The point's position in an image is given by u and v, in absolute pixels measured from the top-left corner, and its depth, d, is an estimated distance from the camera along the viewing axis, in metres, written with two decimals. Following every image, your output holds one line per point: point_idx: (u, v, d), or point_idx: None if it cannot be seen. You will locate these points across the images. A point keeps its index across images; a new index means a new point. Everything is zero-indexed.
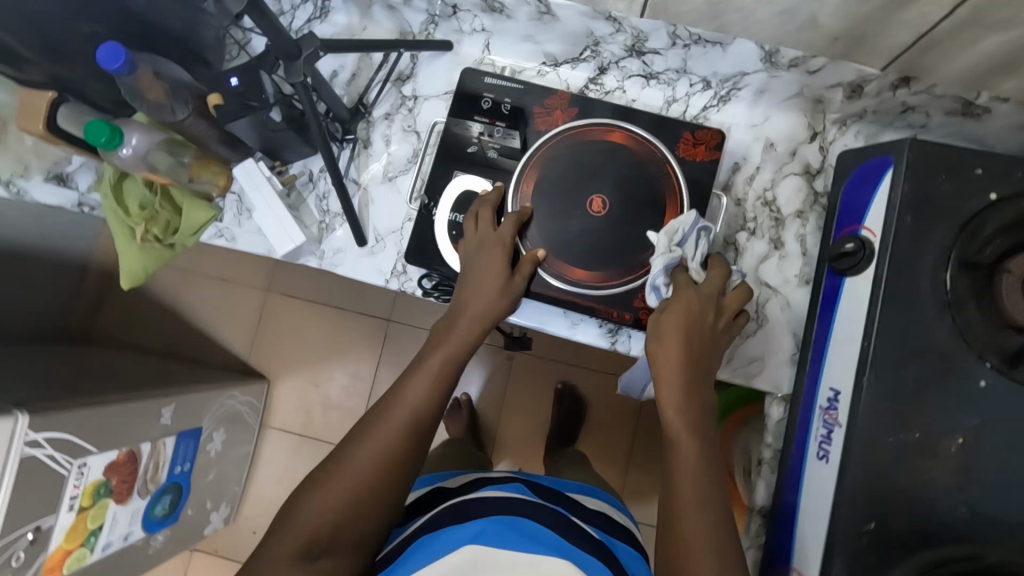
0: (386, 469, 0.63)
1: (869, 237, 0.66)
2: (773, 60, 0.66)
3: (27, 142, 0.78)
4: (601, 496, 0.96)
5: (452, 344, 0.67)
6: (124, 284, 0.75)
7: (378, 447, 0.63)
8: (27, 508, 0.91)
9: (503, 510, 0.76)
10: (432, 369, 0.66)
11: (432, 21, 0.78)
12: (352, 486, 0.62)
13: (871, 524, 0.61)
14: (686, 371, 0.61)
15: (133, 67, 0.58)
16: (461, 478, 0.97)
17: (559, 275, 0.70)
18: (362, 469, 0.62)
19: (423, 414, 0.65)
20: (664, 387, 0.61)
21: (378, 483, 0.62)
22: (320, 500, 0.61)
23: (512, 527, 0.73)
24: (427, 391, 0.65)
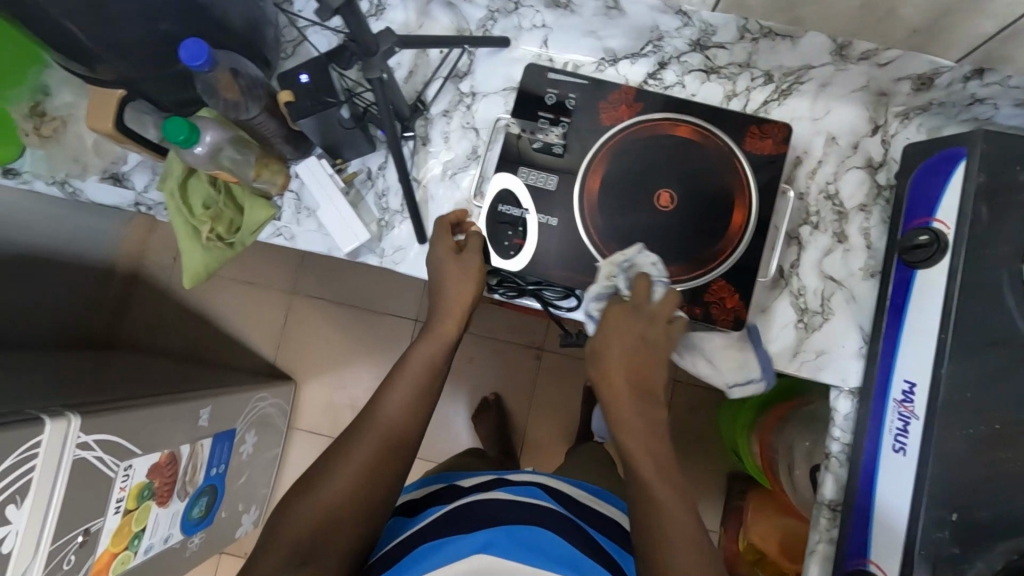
0: (369, 475, 0.67)
1: (943, 228, 0.65)
2: (843, 53, 0.67)
3: (86, 141, 0.77)
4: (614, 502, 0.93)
5: (422, 345, 0.72)
6: (187, 284, 0.74)
7: (364, 452, 0.68)
8: (78, 510, 0.90)
9: (519, 515, 0.75)
10: (415, 378, 0.72)
11: (491, 17, 0.77)
12: (340, 492, 0.66)
13: (953, 516, 0.60)
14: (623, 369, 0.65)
15: (213, 65, 0.57)
16: (478, 476, 0.95)
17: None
18: (350, 475, 0.67)
19: (407, 419, 0.70)
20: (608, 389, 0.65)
21: (358, 483, 0.67)
22: (314, 506, 0.65)
23: (516, 538, 0.71)
24: (410, 398, 0.71)
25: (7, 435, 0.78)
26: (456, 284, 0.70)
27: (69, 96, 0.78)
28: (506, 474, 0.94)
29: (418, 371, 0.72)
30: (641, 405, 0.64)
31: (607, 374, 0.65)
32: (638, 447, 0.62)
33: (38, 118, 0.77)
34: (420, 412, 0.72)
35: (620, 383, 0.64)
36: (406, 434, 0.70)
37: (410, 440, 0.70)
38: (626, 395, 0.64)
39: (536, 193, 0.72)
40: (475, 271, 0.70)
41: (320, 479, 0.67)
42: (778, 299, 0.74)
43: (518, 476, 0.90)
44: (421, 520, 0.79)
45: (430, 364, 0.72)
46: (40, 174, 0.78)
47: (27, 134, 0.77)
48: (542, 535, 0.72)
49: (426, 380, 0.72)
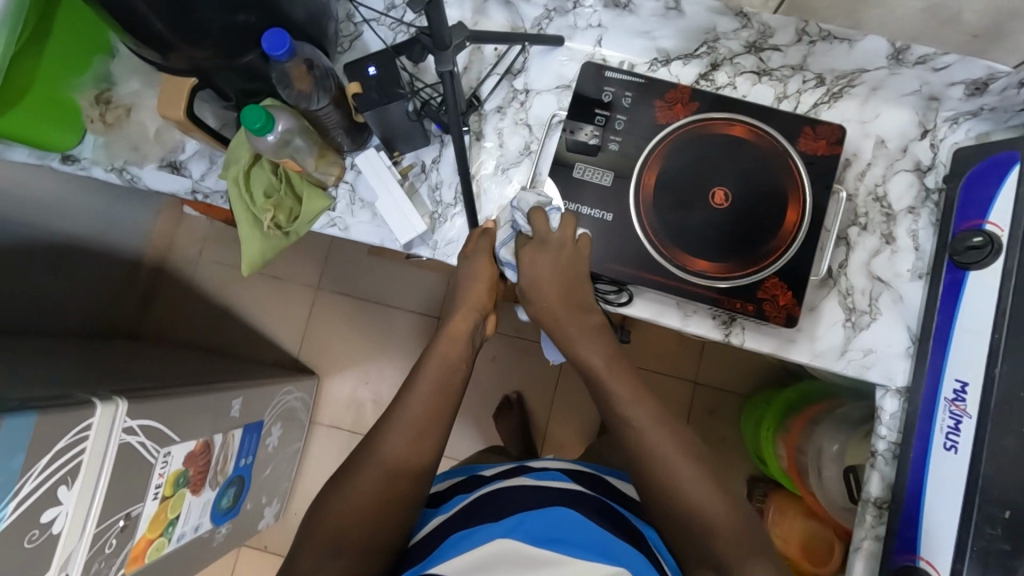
0: (397, 471, 0.68)
1: (996, 231, 0.66)
2: (900, 58, 0.68)
3: (149, 129, 0.79)
4: None
5: (449, 346, 0.74)
6: (244, 271, 0.76)
7: (384, 455, 0.68)
8: (123, 494, 0.91)
9: (548, 500, 0.77)
10: (433, 380, 0.72)
11: (547, 16, 0.79)
12: (367, 492, 0.66)
13: (1006, 513, 0.60)
14: (578, 321, 0.72)
15: (292, 56, 0.59)
16: (499, 465, 0.97)
17: (680, 265, 0.71)
18: (373, 474, 0.67)
19: (427, 418, 0.71)
20: (581, 343, 0.72)
21: (393, 477, 0.67)
22: (340, 509, 0.66)
23: (538, 523, 0.72)
24: (429, 397, 0.71)
25: (61, 418, 0.79)
26: (468, 288, 0.76)
27: (133, 84, 0.81)
28: (527, 462, 0.95)
29: (436, 373, 0.73)
30: (603, 347, 0.72)
31: (571, 327, 0.72)
32: (616, 389, 0.71)
33: (103, 106, 0.79)
34: (441, 413, 0.72)
35: (574, 328, 0.72)
36: (428, 438, 0.70)
37: (430, 440, 0.70)
38: (593, 348, 0.72)
39: (591, 189, 0.74)
40: (485, 272, 0.75)
41: (344, 479, 0.68)
42: (826, 298, 0.75)
43: (539, 463, 0.92)
44: (449, 507, 0.81)
45: (448, 367, 0.73)
46: (101, 161, 0.80)
47: (92, 121, 0.79)
48: (567, 518, 0.73)
49: (444, 383, 0.72)
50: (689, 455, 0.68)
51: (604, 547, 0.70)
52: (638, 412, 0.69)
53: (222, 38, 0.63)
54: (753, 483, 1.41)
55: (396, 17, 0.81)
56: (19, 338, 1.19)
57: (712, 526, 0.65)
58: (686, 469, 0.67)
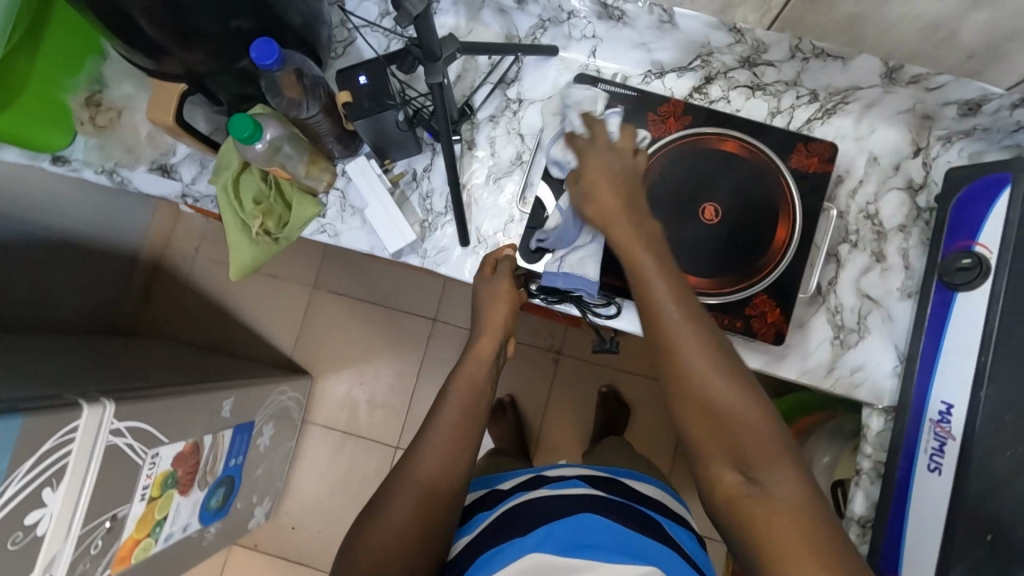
0: (434, 487, 0.66)
1: (985, 253, 0.66)
2: (893, 76, 0.68)
3: (141, 132, 0.80)
4: (655, 483, 0.96)
5: (476, 366, 0.76)
6: (233, 276, 0.75)
7: (417, 480, 0.66)
8: (109, 496, 0.91)
9: (571, 508, 0.77)
10: (462, 401, 0.73)
11: (542, 26, 0.79)
12: (405, 519, 0.63)
13: (988, 536, 0.61)
14: (621, 205, 0.64)
15: (282, 64, 0.59)
16: (515, 475, 0.96)
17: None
18: (412, 491, 0.65)
19: (456, 437, 0.70)
20: (612, 228, 0.64)
21: (433, 496, 0.66)
22: (380, 539, 0.62)
23: (569, 531, 0.73)
24: (459, 416, 0.72)
25: (49, 420, 0.78)
26: (491, 309, 0.76)
27: (126, 88, 0.80)
28: (543, 469, 0.95)
29: (462, 394, 0.74)
30: (644, 230, 0.63)
31: (610, 207, 0.64)
32: (650, 269, 0.60)
33: (94, 108, 0.79)
34: (471, 431, 0.72)
35: (615, 207, 0.64)
36: (459, 456, 0.70)
37: (462, 457, 0.70)
38: (631, 227, 0.63)
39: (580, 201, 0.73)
40: (507, 292, 0.75)
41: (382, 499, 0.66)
42: (815, 315, 0.75)
43: (555, 471, 0.92)
44: (473, 527, 0.80)
45: (474, 388, 0.74)
46: (91, 162, 0.79)
47: (83, 123, 0.79)
48: (593, 523, 0.75)
49: (472, 404, 0.73)
50: (722, 350, 0.56)
51: (635, 548, 0.72)
52: (672, 295, 0.58)
53: (214, 45, 0.63)
54: None
55: (390, 24, 0.81)
56: (11, 335, 1.18)
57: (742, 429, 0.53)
58: (714, 366, 0.55)
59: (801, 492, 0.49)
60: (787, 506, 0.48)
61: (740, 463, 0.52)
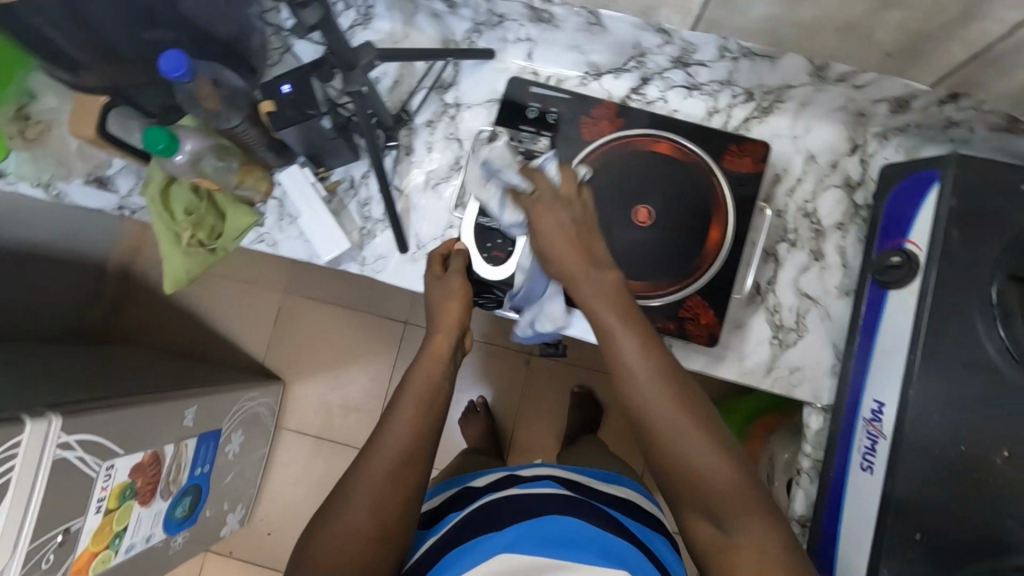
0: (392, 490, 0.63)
1: (915, 250, 0.66)
2: (821, 75, 0.68)
3: (71, 146, 0.76)
4: (629, 485, 0.95)
5: (433, 357, 0.69)
6: (168, 288, 0.75)
7: (374, 480, 0.63)
8: (59, 510, 0.91)
9: (541, 507, 0.76)
10: (418, 397, 0.67)
11: (477, 30, 0.78)
12: (361, 521, 0.61)
13: (917, 535, 0.61)
14: (583, 259, 0.62)
15: (193, 76, 0.58)
16: (490, 474, 0.95)
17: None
18: (367, 496, 0.62)
19: (413, 441, 0.65)
20: (578, 280, 0.61)
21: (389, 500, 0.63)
22: (334, 543, 0.60)
23: (543, 530, 0.72)
24: (415, 418, 0.66)
25: None
26: (446, 304, 0.72)
27: (52, 100, 0.76)
28: (517, 470, 0.94)
29: (417, 393, 0.67)
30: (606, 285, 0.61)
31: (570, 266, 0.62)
32: (615, 326, 0.58)
33: (22, 121, 0.76)
34: (430, 433, 0.66)
35: (577, 263, 0.62)
36: (416, 458, 0.65)
37: (421, 462, 0.65)
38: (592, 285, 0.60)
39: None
40: (460, 289, 0.72)
41: (338, 501, 0.63)
42: (754, 315, 0.75)
43: (529, 471, 0.91)
44: (440, 528, 0.79)
45: (430, 385, 0.68)
46: (26, 176, 0.79)
47: (12, 137, 0.75)
48: (566, 522, 0.74)
49: (428, 403, 0.67)
50: (696, 405, 0.55)
51: (606, 547, 0.71)
52: (639, 354, 0.57)
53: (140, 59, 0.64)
54: None
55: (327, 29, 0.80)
56: None
57: (714, 483, 0.53)
58: (688, 420, 0.55)
59: (766, 543, 0.50)
60: (755, 562, 0.50)
61: (711, 516, 0.53)
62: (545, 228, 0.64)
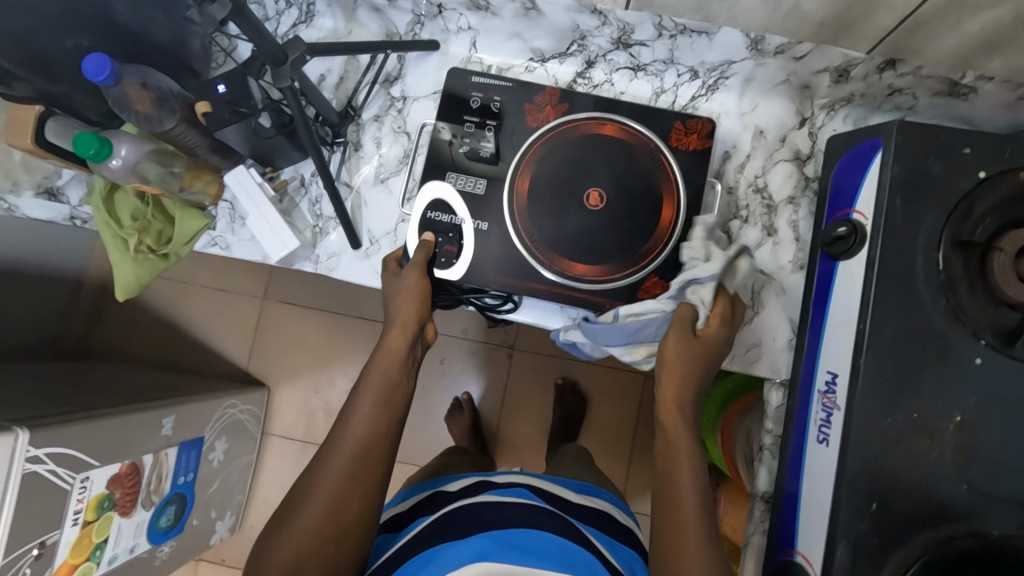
0: (352, 488, 0.63)
1: (861, 220, 0.66)
2: (758, 48, 0.67)
3: (16, 157, 0.78)
4: (606, 496, 0.94)
5: (391, 351, 0.70)
6: (121, 296, 0.76)
7: (329, 479, 0.63)
8: (32, 524, 0.91)
9: (510, 520, 0.76)
10: (376, 393, 0.67)
11: (419, 21, 0.77)
12: (316, 521, 0.61)
13: (873, 506, 0.61)
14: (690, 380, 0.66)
15: (119, 79, 0.58)
16: (463, 476, 0.94)
17: (560, 270, 0.70)
18: (325, 497, 0.62)
19: (370, 442, 0.66)
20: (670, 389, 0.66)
21: (349, 497, 0.63)
22: (285, 548, 0.60)
23: (504, 542, 0.73)
24: (371, 417, 0.66)
25: None
26: (403, 303, 0.70)
27: None
28: (491, 474, 0.93)
29: (374, 395, 0.68)
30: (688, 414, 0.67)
31: (682, 386, 0.67)
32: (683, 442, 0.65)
33: None
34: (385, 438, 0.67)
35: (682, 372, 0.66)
36: (375, 453, 0.65)
37: (376, 464, 0.65)
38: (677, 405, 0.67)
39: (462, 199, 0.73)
40: (418, 285, 0.69)
41: (294, 505, 0.63)
42: None
43: (502, 476, 0.90)
44: (406, 534, 0.79)
45: (388, 383, 0.68)
46: None
47: None
48: (532, 533, 0.75)
49: (383, 405, 0.67)
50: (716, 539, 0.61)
51: (565, 555, 0.73)
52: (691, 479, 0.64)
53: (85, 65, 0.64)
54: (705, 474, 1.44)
55: (271, 29, 0.80)
56: None
57: None
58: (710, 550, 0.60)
59: None
60: None
61: None
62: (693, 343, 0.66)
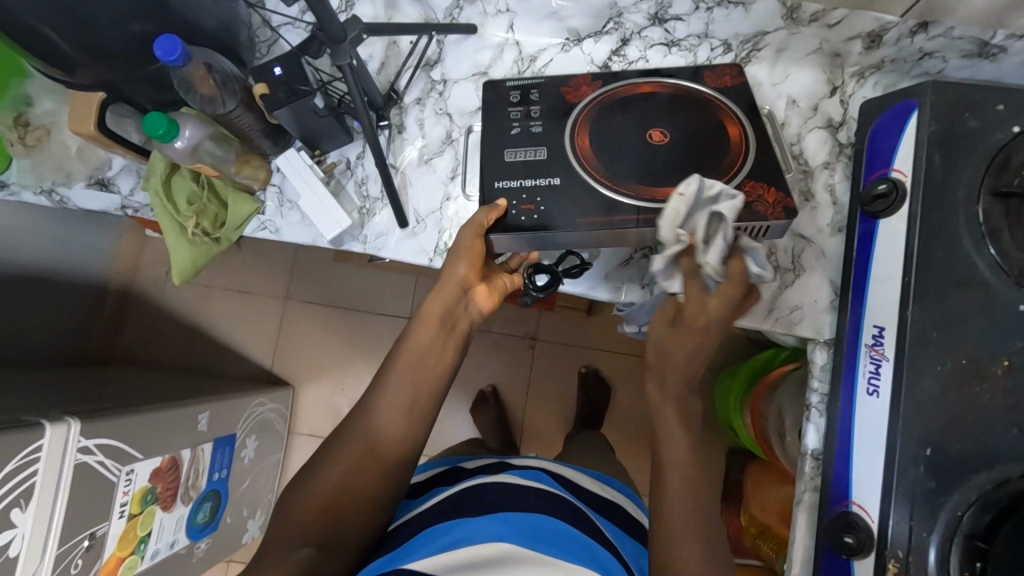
0: (371, 458, 0.67)
1: (901, 177, 0.68)
2: (794, 16, 0.71)
3: (72, 147, 0.80)
4: (619, 489, 0.95)
5: (434, 324, 0.69)
6: (176, 280, 0.78)
7: (355, 444, 0.67)
8: (84, 515, 0.92)
9: (531, 503, 0.74)
10: (409, 367, 0.69)
11: (458, 5, 0.80)
12: (332, 485, 0.66)
13: (927, 451, 0.63)
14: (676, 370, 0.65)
15: (188, 60, 0.61)
16: (481, 459, 0.96)
17: (649, 197, 0.67)
18: (344, 463, 0.67)
19: (397, 416, 0.68)
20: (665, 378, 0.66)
21: (368, 468, 0.67)
22: (308, 501, 0.65)
23: (520, 527, 0.70)
24: (402, 391, 0.68)
25: (15, 438, 0.80)
26: (449, 269, 0.69)
27: (47, 105, 0.82)
28: (509, 459, 0.95)
29: (406, 368, 0.69)
30: (684, 405, 0.66)
31: (665, 372, 0.66)
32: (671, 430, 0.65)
33: (22, 128, 0.81)
34: (414, 414, 0.68)
35: (677, 358, 0.65)
36: (401, 430, 0.68)
37: (398, 439, 0.68)
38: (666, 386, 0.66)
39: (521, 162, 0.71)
40: (471, 250, 0.68)
41: (317, 464, 0.68)
42: None
43: (521, 460, 0.91)
44: (423, 501, 0.79)
45: (423, 357, 0.69)
46: (29, 184, 0.81)
47: (12, 144, 0.80)
48: (546, 522, 0.72)
49: (416, 377, 0.69)
50: (703, 522, 0.63)
51: (581, 547, 0.70)
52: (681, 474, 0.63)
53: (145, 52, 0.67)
54: (732, 456, 1.45)
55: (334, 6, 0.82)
56: None
57: None
58: (694, 539, 0.62)
59: None
60: None
61: None
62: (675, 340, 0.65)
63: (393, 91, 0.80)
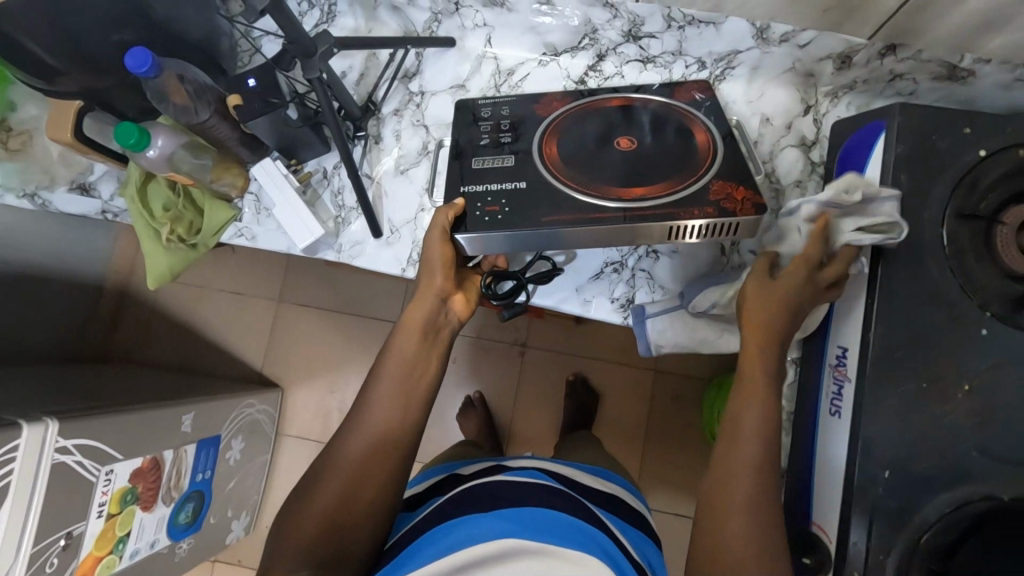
0: (367, 467, 0.66)
1: None
2: (764, 36, 0.71)
3: (53, 152, 0.81)
4: (617, 481, 0.94)
5: (417, 329, 0.70)
6: (151, 285, 0.79)
7: (352, 456, 0.66)
8: (61, 514, 0.93)
9: (524, 497, 0.74)
10: (395, 374, 0.69)
11: (436, 19, 0.81)
12: (330, 500, 0.64)
13: (887, 473, 0.63)
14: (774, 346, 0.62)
15: (159, 71, 0.62)
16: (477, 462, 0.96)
17: (617, 197, 0.67)
18: (343, 474, 0.66)
19: (390, 419, 0.68)
20: (753, 342, 0.63)
21: (367, 475, 0.66)
22: (308, 519, 0.64)
23: (521, 522, 0.70)
24: (391, 394, 0.69)
25: None
26: (427, 281, 0.71)
27: (31, 110, 0.83)
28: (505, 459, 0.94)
29: (393, 375, 0.69)
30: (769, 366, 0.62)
31: (756, 322, 0.63)
32: (750, 399, 0.62)
33: (6, 133, 0.82)
34: (408, 418, 0.69)
35: (774, 321, 0.62)
36: (395, 433, 0.68)
37: (395, 443, 0.67)
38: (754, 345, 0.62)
39: (493, 172, 0.72)
40: (443, 257, 0.69)
41: (313, 482, 0.67)
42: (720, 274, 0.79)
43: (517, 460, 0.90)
44: (420, 510, 0.79)
45: (409, 361, 0.70)
46: (12, 187, 0.82)
47: None
48: (543, 515, 0.71)
49: (403, 382, 0.69)
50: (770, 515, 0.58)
51: (578, 536, 0.69)
52: (761, 455, 0.59)
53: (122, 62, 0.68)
54: None
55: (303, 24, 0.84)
56: None
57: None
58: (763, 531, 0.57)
59: None
60: None
61: None
62: (775, 286, 0.63)
63: (373, 100, 0.82)
